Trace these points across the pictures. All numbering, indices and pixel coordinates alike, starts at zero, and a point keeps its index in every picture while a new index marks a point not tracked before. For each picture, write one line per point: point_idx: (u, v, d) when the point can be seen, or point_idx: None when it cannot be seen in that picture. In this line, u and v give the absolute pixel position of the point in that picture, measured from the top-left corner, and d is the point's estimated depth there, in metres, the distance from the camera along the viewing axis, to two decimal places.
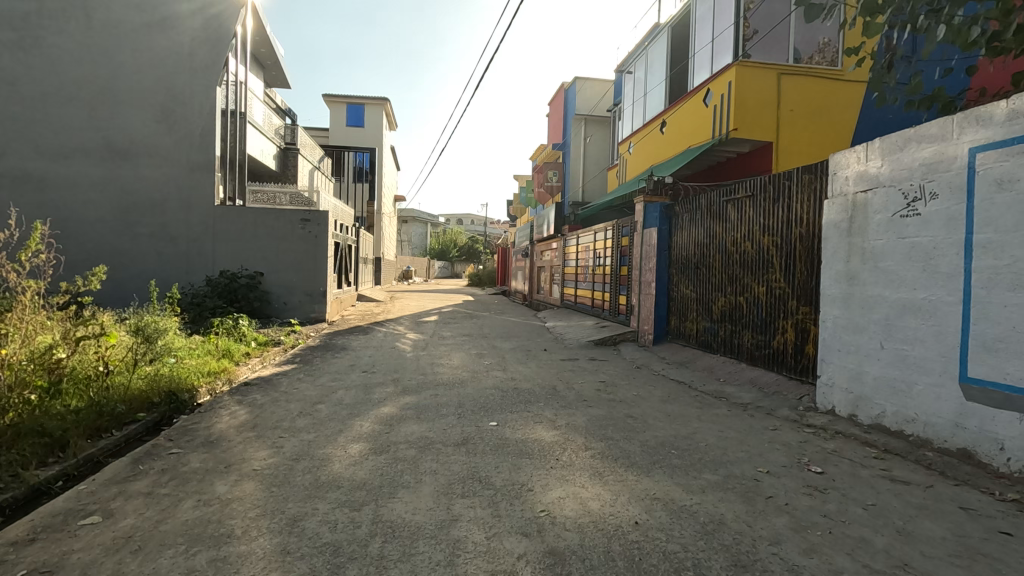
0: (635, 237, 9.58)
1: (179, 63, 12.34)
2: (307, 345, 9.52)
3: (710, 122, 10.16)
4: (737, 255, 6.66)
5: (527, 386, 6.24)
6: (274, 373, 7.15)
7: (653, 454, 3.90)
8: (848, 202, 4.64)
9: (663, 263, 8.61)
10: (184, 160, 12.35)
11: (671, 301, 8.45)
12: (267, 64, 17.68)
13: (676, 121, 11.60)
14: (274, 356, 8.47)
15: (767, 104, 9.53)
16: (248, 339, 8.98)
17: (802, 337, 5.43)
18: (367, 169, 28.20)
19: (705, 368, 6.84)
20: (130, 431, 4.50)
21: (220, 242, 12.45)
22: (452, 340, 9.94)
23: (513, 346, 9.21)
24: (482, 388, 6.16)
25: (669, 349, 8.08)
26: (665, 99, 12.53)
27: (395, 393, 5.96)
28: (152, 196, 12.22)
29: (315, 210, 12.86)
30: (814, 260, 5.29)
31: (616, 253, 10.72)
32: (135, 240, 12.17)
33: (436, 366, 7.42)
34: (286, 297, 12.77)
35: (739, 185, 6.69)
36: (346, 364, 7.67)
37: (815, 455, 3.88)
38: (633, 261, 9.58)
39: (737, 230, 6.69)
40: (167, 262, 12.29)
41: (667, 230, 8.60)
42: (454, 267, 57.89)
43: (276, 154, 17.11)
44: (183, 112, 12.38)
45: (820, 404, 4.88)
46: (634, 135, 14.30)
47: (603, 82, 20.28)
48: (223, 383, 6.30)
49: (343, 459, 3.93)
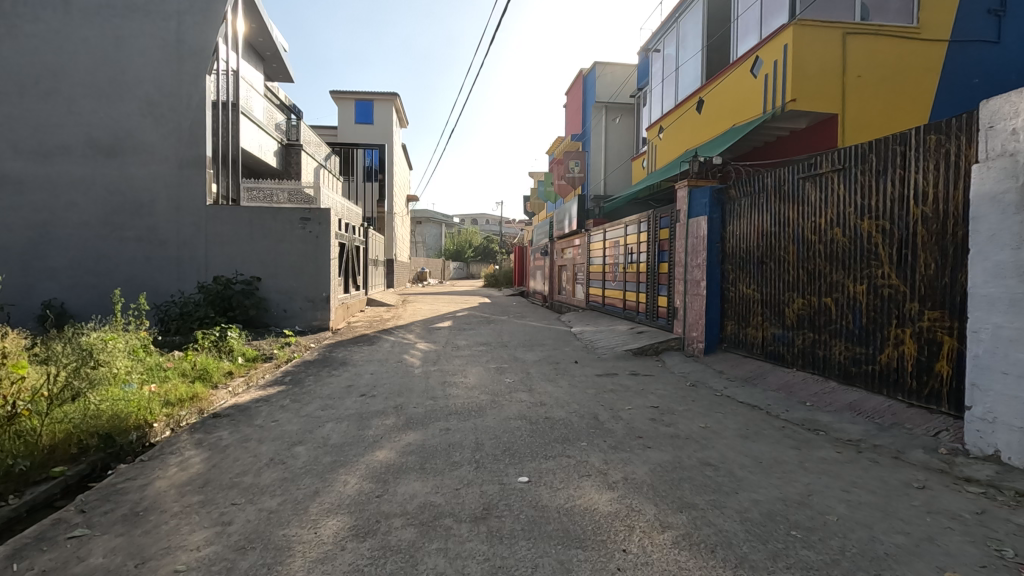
0: (676, 228, 8.27)
1: (165, 50, 11.28)
2: (302, 360, 8.36)
3: (760, 94, 8.84)
4: (820, 245, 5.34)
5: (561, 414, 4.98)
6: (257, 398, 5.99)
7: (770, 542, 2.59)
8: (1017, 165, 3.29)
9: (715, 258, 7.29)
10: (173, 156, 11.31)
11: (726, 303, 7.14)
12: (268, 56, 16.64)
13: (718, 97, 10.27)
14: (263, 374, 7.36)
15: (829, 70, 8.16)
16: (235, 355, 7.84)
17: (929, 352, 4.10)
18: (377, 167, 26.93)
19: (778, 387, 5.53)
20: (36, 495, 3.38)
21: (213, 246, 11.38)
22: (468, 351, 8.70)
23: (537, 357, 7.95)
24: (505, 418, 4.90)
25: (726, 361, 6.76)
26: (702, 75, 11.16)
27: (395, 428, 4.74)
28: (139, 197, 11.20)
29: (315, 208, 11.69)
30: (948, 248, 3.95)
31: (652, 248, 9.39)
32: (121, 245, 11.16)
33: (448, 387, 6.16)
34: (286, 304, 11.64)
35: (819, 157, 5.39)
36: (342, 385, 6.46)
37: (1018, 541, 2.55)
38: (675, 257, 8.26)
39: (819, 214, 5.35)
40: (157, 269, 11.26)
41: (718, 219, 7.29)
42: (469, 267, 56.84)
43: (277, 151, 16.05)
44: (171, 104, 11.31)
45: (972, 446, 3.53)
46: (664, 117, 12.98)
47: (623, 66, 18.95)
48: (190, 415, 5.22)
49: (309, 549, 2.69)
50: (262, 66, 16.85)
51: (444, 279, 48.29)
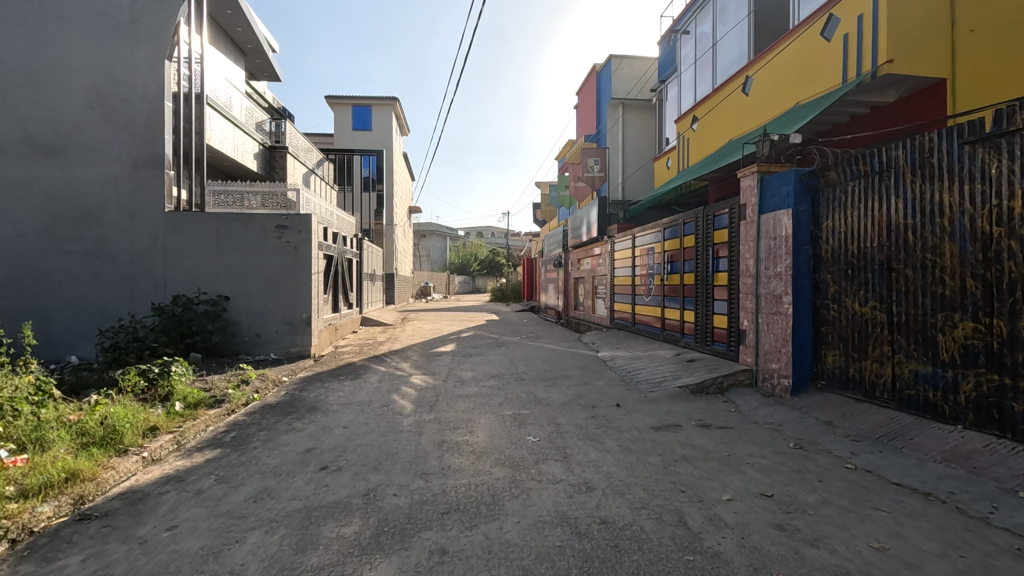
0: (741, 228, 6.42)
1: (118, 31, 9.66)
2: (264, 404, 6.52)
3: (837, 61, 7.08)
4: (1012, 240, 3.49)
5: (626, 516, 3.11)
6: (173, 474, 4.14)
7: None
8: None
9: (803, 264, 5.45)
10: (126, 154, 9.62)
11: (822, 326, 5.30)
12: (250, 51, 14.99)
13: (774, 72, 8.50)
14: (204, 426, 5.54)
15: (932, 24, 6.40)
16: (172, 401, 6.00)
17: None
18: (375, 177, 25.38)
19: (945, 456, 3.65)
20: None
21: (173, 260, 9.65)
22: (476, 388, 6.85)
23: (566, 399, 6.09)
24: (533, 525, 3.04)
25: (832, 407, 4.88)
26: (750, 49, 9.40)
27: (360, 545, 2.89)
28: (86, 203, 9.48)
29: (293, 214, 9.96)
30: None
31: (704, 254, 7.53)
32: (64, 259, 9.40)
33: (449, 452, 4.35)
34: (259, 328, 9.85)
35: (1001, 109, 3.55)
36: (299, 449, 4.61)
37: None
38: (742, 265, 6.39)
39: (1006, 193, 3.52)
40: (106, 288, 9.50)
41: (807, 213, 5.47)
42: (475, 281, 55.20)
43: (258, 154, 14.40)
44: (123, 94, 9.66)
45: None
46: (698, 105, 11.24)
47: (641, 60, 17.35)
48: (57, 513, 3.41)
49: None
50: (243, 62, 15.22)
51: (449, 294, 46.68)
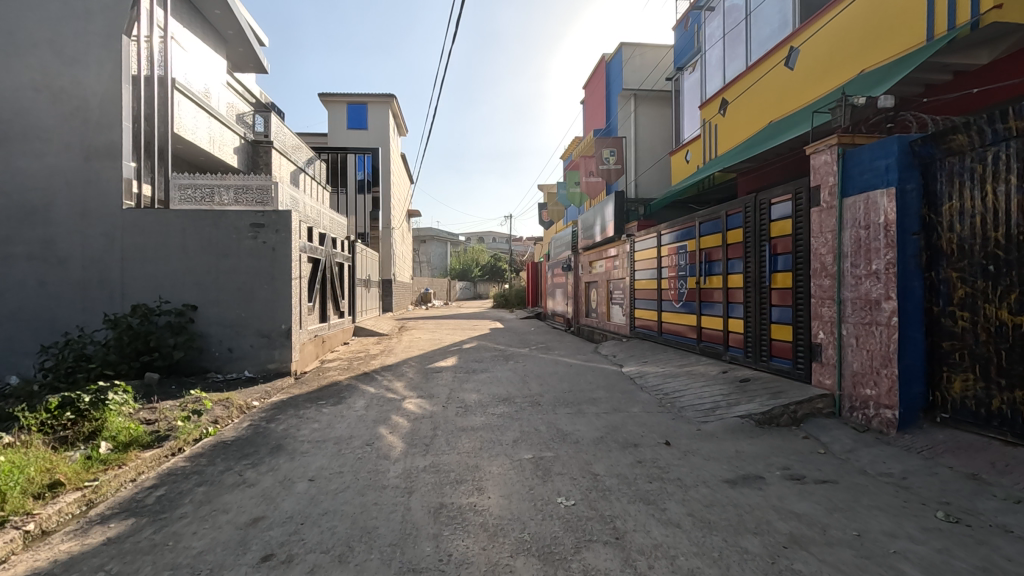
0: (815, 215, 5.13)
1: (67, 3, 8.44)
2: (218, 440, 5.22)
3: (923, 15, 5.81)
4: None
5: None
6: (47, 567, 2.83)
7: None
8: None
9: (911, 259, 4.17)
10: (78, 143, 8.37)
11: (943, 340, 4.01)
12: (230, 38, 13.77)
13: (830, 38, 7.25)
14: (132, 476, 4.24)
15: None
16: (97, 440, 4.69)
17: None
18: (370, 179, 23.76)
19: None
20: None
21: (133, 264, 8.38)
22: (483, 417, 5.53)
23: (599, 435, 4.77)
24: None
25: (973, 453, 3.55)
26: (795, 15, 8.14)
27: None
28: (30, 199, 8.22)
29: (270, 210, 8.69)
30: None
31: (757, 250, 6.24)
32: (4, 264, 8.10)
33: (449, 528, 3.06)
34: (231, 342, 8.55)
35: None
36: (241, 519, 3.32)
37: None
38: (817, 262, 5.08)
39: None
40: (55, 297, 8.23)
41: (914, 192, 4.20)
42: (476, 287, 53.90)
43: (239, 149, 13.21)
44: (75, 74, 8.44)
45: None
46: (728, 87, 10.01)
47: (655, 47, 16.10)
48: None
49: None
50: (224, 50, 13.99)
51: (449, 301, 45.40)
